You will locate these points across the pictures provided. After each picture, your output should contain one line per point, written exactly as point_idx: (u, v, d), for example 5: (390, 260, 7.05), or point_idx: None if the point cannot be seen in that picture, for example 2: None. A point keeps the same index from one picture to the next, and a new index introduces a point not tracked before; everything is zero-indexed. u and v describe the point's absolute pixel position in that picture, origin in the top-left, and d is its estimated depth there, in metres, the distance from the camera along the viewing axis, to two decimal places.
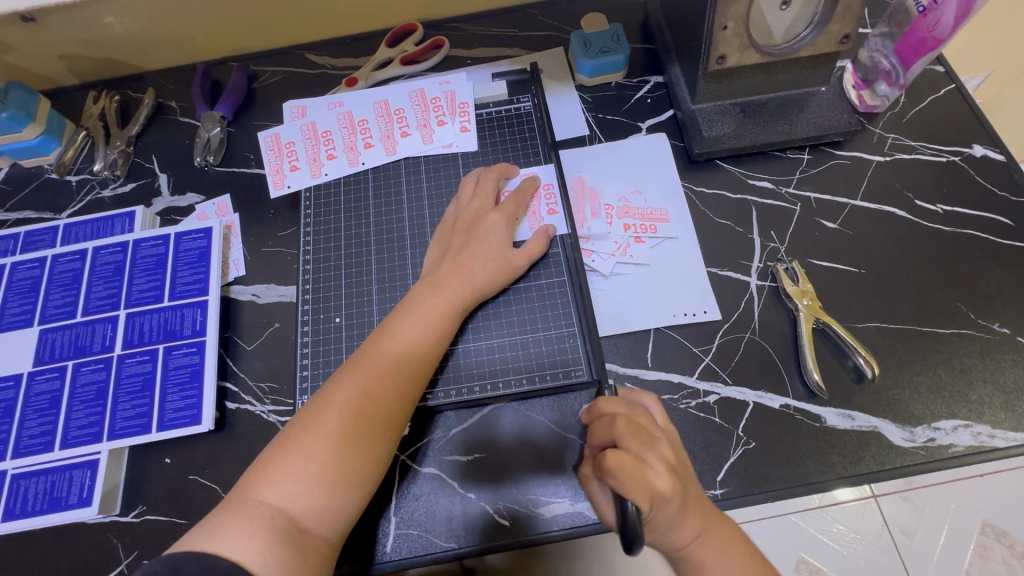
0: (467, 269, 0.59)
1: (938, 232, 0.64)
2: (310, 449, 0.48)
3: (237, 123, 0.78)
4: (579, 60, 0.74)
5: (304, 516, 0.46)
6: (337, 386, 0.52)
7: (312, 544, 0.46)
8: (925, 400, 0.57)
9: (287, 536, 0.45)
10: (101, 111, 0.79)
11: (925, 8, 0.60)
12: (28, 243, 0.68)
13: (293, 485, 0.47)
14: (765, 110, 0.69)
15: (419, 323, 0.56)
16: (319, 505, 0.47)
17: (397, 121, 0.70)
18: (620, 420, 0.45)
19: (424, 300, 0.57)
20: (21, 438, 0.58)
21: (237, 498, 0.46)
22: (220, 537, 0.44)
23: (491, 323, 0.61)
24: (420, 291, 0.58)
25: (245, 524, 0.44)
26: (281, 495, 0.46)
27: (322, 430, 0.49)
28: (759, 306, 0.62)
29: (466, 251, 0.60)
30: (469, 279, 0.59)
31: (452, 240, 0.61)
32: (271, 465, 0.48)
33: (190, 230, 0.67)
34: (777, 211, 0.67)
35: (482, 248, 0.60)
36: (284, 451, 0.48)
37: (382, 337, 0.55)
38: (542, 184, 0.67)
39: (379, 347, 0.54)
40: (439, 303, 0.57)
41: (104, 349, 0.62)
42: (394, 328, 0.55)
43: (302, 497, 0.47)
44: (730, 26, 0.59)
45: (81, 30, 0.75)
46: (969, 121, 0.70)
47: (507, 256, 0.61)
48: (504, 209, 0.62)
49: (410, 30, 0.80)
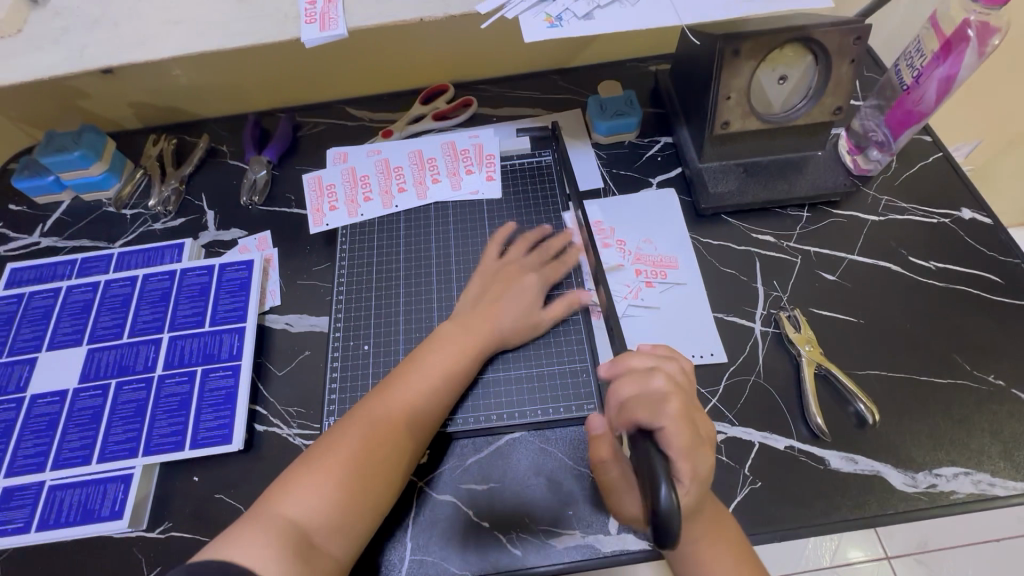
0: (492, 304, 0.64)
1: (932, 287, 0.68)
2: (332, 464, 0.51)
3: (281, 167, 0.85)
4: (596, 121, 0.81)
5: (316, 532, 0.48)
6: (368, 411, 0.55)
7: (320, 559, 0.47)
8: (926, 447, 0.59)
9: (298, 549, 0.46)
10: (159, 152, 0.87)
11: (908, 86, 0.67)
12: (84, 268, 0.74)
13: (312, 499, 0.49)
14: (766, 171, 0.75)
15: (445, 353, 0.60)
16: (334, 522, 0.49)
17: (430, 169, 0.77)
18: (655, 375, 0.47)
19: (452, 332, 0.62)
20: (61, 450, 0.61)
21: (257, 510, 0.49)
22: (234, 547, 0.45)
23: (504, 361, 0.65)
24: (448, 325, 0.63)
25: (262, 535, 0.46)
26: (298, 508, 0.49)
27: (345, 448, 0.52)
28: (763, 351, 0.65)
29: (500, 296, 0.65)
30: (492, 314, 0.63)
31: (487, 287, 0.66)
32: (294, 477, 0.51)
33: (233, 261, 0.73)
34: (780, 263, 0.72)
35: (514, 302, 0.64)
36: (308, 464, 0.51)
37: (409, 365, 0.59)
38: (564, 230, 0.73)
39: (407, 372, 0.58)
40: (472, 344, 0.61)
41: (146, 369, 0.66)
42: (421, 357, 0.60)
43: (317, 513, 0.49)
44: (733, 96, 0.67)
45: (153, 82, 0.85)
46: (957, 186, 0.76)
47: (535, 312, 0.65)
48: (542, 271, 0.68)
49: (441, 91, 0.89)
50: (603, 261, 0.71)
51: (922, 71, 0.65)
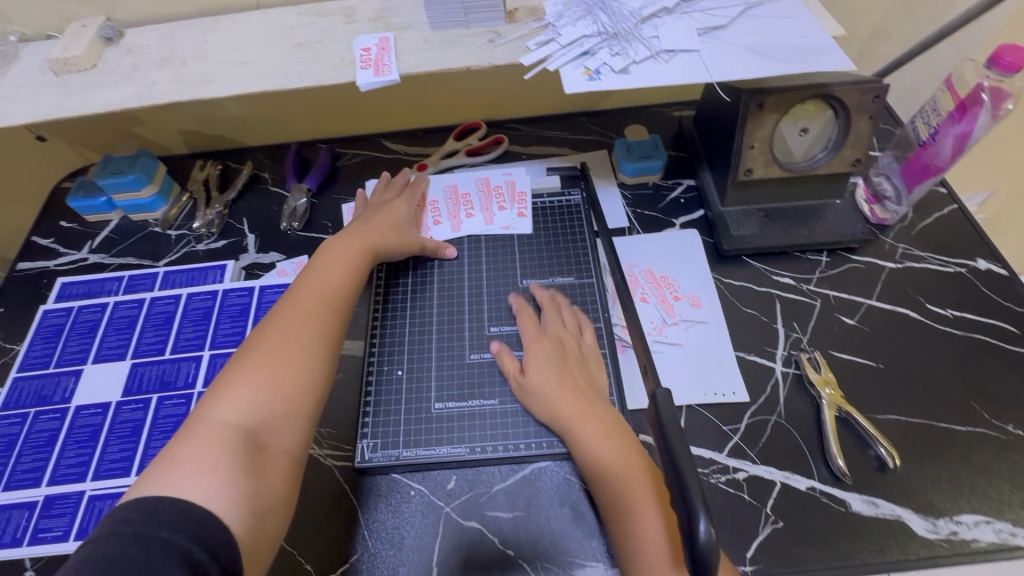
0: (371, 229, 0.71)
1: (950, 335, 0.70)
2: (261, 369, 0.54)
3: (320, 195, 0.90)
4: (622, 162, 0.85)
5: (259, 433, 0.51)
6: (280, 314, 0.59)
7: (271, 458, 0.51)
8: (947, 493, 0.60)
9: (245, 452, 0.49)
10: (206, 177, 0.92)
11: (925, 141, 0.71)
12: (131, 285, 0.78)
13: (245, 403, 0.52)
14: (787, 216, 0.78)
15: (343, 267, 0.66)
16: (274, 420, 0.52)
17: (464, 204, 0.81)
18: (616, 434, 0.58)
19: (332, 250, 0.68)
20: (102, 461, 0.64)
21: (188, 429, 0.50)
22: (177, 474, 0.45)
23: (499, 374, 0.67)
24: (335, 241, 0.69)
25: (201, 451, 0.47)
26: (233, 413, 0.51)
27: (270, 352, 0.55)
28: (784, 391, 0.67)
29: (369, 221, 0.73)
30: (378, 235, 0.71)
31: (362, 215, 0.75)
32: (221, 390, 0.52)
33: (273, 284, 0.76)
34: (799, 305, 0.74)
35: (380, 225, 0.72)
36: (234, 378, 0.53)
37: (308, 280, 0.63)
38: (461, 194, 0.82)
39: (310, 283, 0.63)
40: (356, 252, 0.68)
41: (186, 385, 0.68)
42: (317, 274, 0.64)
43: (253, 414, 0.51)
44: (756, 146, 0.71)
45: (206, 113, 0.90)
46: (972, 237, 0.78)
47: (407, 230, 0.75)
48: (404, 197, 0.78)
49: (474, 128, 0.94)
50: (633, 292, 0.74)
51: (938, 128, 0.68)
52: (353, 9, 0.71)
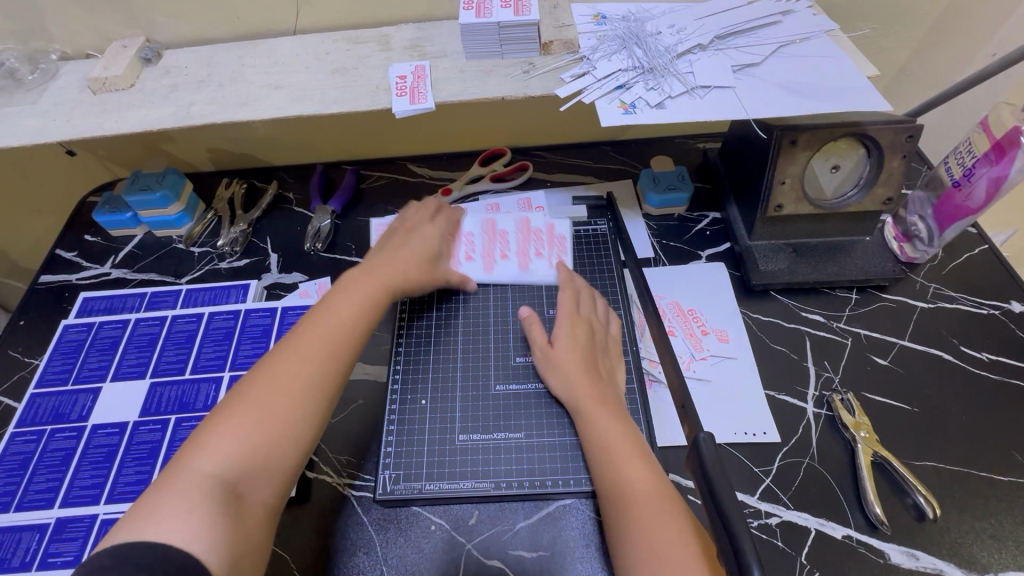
0: (402, 257, 0.69)
1: (986, 379, 0.68)
2: (247, 411, 0.52)
3: (345, 217, 0.90)
4: (648, 193, 0.85)
5: (237, 481, 0.49)
6: (278, 351, 0.57)
7: (247, 509, 0.48)
8: (990, 547, 0.57)
9: (219, 503, 0.47)
10: (231, 195, 0.92)
11: (959, 182, 0.70)
12: (152, 303, 0.77)
13: (226, 451, 0.49)
14: (816, 252, 0.77)
15: (354, 298, 0.63)
16: (254, 468, 0.50)
17: (500, 243, 0.78)
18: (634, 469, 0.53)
19: (357, 279, 0.65)
20: (116, 484, 0.62)
21: (173, 473, 0.48)
22: (153, 523, 0.44)
23: (523, 412, 0.65)
24: (357, 270, 0.67)
25: (178, 500, 0.45)
26: (214, 460, 0.49)
27: (259, 392, 0.53)
28: (816, 433, 0.65)
29: (396, 249, 0.70)
30: (402, 265, 0.68)
31: (390, 240, 0.72)
32: (207, 431, 0.51)
33: (296, 305, 0.76)
34: (830, 343, 0.72)
35: (411, 251, 0.70)
36: (221, 419, 0.51)
37: (320, 310, 0.61)
38: (498, 231, 0.79)
39: (320, 314, 0.60)
40: (373, 284, 0.65)
41: (205, 407, 0.67)
42: (331, 303, 0.62)
43: (233, 462, 0.49)
44: (787, 181, 0.71)
45: (235, 132, 0.91)
46: (1005, 278, 0.77)
47: (434, 258, 0.72)
48: (436, 221, 0.75)
49: (499, 154, 0.94)
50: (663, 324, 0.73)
51: (973, 170, 0.68)
52: (389, 37, 0.72)
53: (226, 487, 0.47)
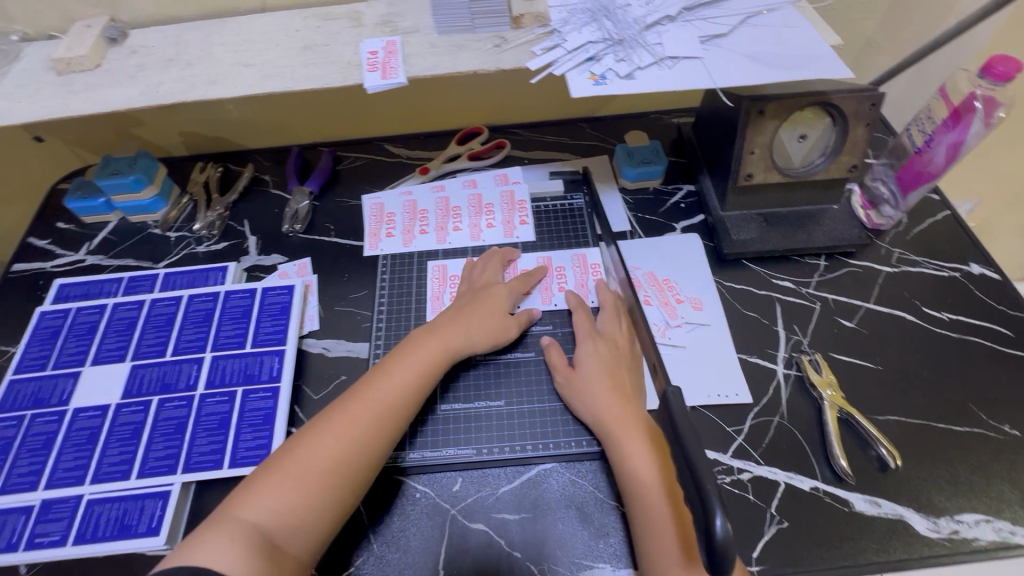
0: (466, 327, 0.66)
1: (946, 337, 0.72)
2: (292, 468, 0.53)
3: (322, 197, 0.90)
4: (623, 167, 0.86)
5: (277, 533, 0.50)
6: (340, 413, 0.57)
7: (281, 559, 0.50)
8: (947, 492, 0.61)
9: (259, 551, 0.49)
10: (206, 179, 0.91)
11: (920, 149, 0.73)
12: (130, 287, 0.77)
13: (272, 503, 0.51)
14: (786, 221, 0.79)
15: (410, 369, 0.61)
16: (293, 521, 0.51)
17: (453, 216, 0.82)
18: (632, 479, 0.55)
19: (415, 345, 0.64)
20: (100, 465, 0.62)
21: (220, 515, 0.51)
22: (199, 552, 0.48)
23: (521, 384, 0.68)
24: (419, 335, 0.65)
25: (224, 537, 0.49)
26: (261, 512, 0.51)
27: (305, 451, 0.54)
28: (786, 392, 0.68)
29: (463, 314, 0.67)
30: (464, 336, 0.66)
31: (459, 301, 0.70)
32: (255, 484, 0.53)
33: (276, 285, 0.76)
34: (800, 308, 0.75)
35: (481, 315, 0.67)
36: (269, 475, 0.53)
37: (377, 375, 0.61)
38: (452, 206, 0.83)
39: (374, 378, 0.60)
40: (435, 354, 0.63)
41: (188, 387, 0.67)
42: (388, 369, 0.61)
43: (278, 514, 0.51)
44: (757, 151, 0.72)
45: (207, 114, 0.90)
46: (966, 242, 0.80)
47: (503, 323, 0.68)
48: (511, 285, 0.72)
49: (476, 132, 0.94)
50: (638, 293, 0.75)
51: (932, 136, 0.70)
52: (359, 13, 0.72)
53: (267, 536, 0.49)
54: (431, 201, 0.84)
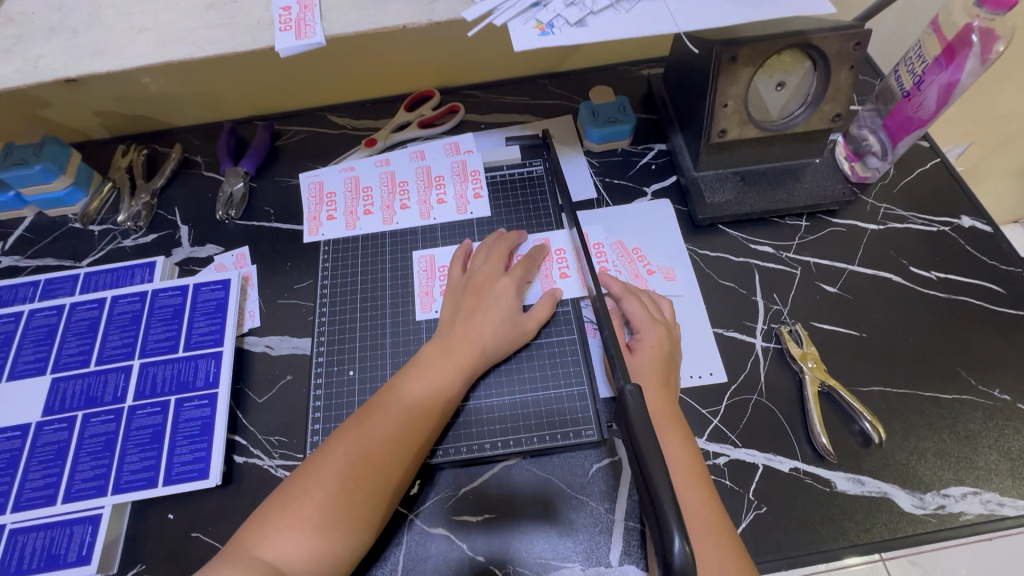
0: (477, 335, 0.60)
1: (934, 298, 0.67)
2: (306, 503, 0.48)
3: (260, 178, 0.81)
4: (587, 128, 0.78)
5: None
6: (352, 435, 0.52)
7: None
8: (932, 465, 0.57)
9: None
10: (129, 164, 0.82)
11: (909, 92, 0.65)
12: (47, 291, 0.70)
13: (289, 542, 0.46)
14: (764, 179, 0.73)
15: (426, 388, 0.56)
16: (312, 565, 0.46)
17: (400, 193, 0.75)
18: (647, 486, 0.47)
19: (433, 361, 0.58)
20: (23, 490, 0.57)
21: (233, 551, 0.47)
22: None
23: (543, 393, 0.61)
24: (431, 351, 0.59)
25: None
26: (276, 551, 0.46)
27: (316, 482, 0.49)
28: (765, 368, 0.63)
29: (472, 318, 0.61)
30: (478, 345, 0.60)
31: (461, 303, 0.63)
32: (269, 519, 0.48)
33: (209, 281, 0.69)
34: (779, 275, 0.70)
35: (495, 316, 0.61)
36: (283, 509, 0.48)
37: (391, 394, 0.56)
38: (398, 182, 0.76)
39: (389, 399, 0.55)
40: (448, 367, 0.58)
41: (115, 399, 0.62)
42: (403, 386, 0.56)
43: (294, 555, 0.46)
44: (730, 103, 0.65)
45: (120, 90, 0.80)
46: (956, 192, 0.74)
47: (517, 322, 0.62)
48: (514, 274, 0.64)
49: (428, 96, 0.85)
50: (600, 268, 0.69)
51: (923, 77, 0.63)
52: None
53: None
54: (376, 177, 0.76)
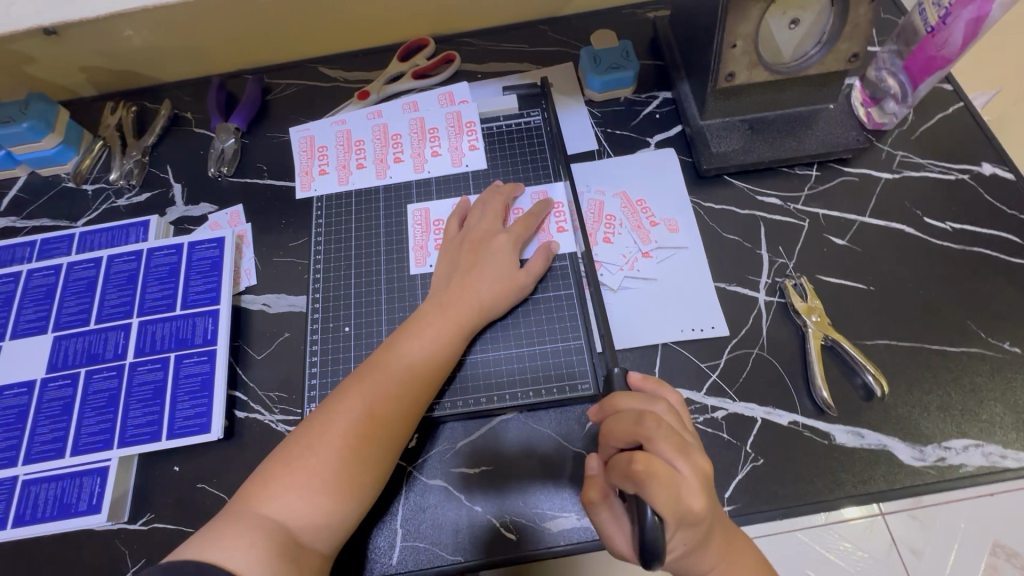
0: (475, 292, 0.59)
1: (948, 250, 0.64)
2: (311, 464, 0.49)
3: (251, 134, 0.79)
4: (589, 76, 0.75)
5: (302, 530, 0.47)
6: (353, 394, 0.52)
7: (308, 557, 0.46)
8: (936, 418, 0.56)
9: (283, 547, 0.45)
10: (118, 121, 0.80)
11: (933, 28, 0.61)
12: (44, 251, 0.70)
13: (295, 502, 0.47)
14: (773, 126, 0.69)
15: (426, 346, 0.56)
16: (319, 521, 0.47)
17: (394, 146, 0.73)
18: (650, 417, 0.45)
19: (431, 319, 0.58)
20: (32, 444, 0.59)
21: (237, 508, 0.47)
22: (219, 544, 0.44)
23: (542, 350, 0.61)
24: (429, 310, 0.58)
25: (244, 534, 0.45)
26: (282, 509, 0.47)
27: (320, 444, 0.49)
28: (767, 322, 0.62)
29: (472, 275, 0.60)
30: (477, 302, 0.59)
31: (460, 261, 0.62)
32: (272, 476, 0.48)
33: (204, 239, 0.68)
34: (787, 227, 0.67)
35: (492, 274, 0.60)
36: (287, 466, 0.48)
37: (389, 353, 0.55)
38: (391, 135, 0.73)
39: (387, 359, 0.55)
40: (447, 324, 0.57)
41: (116, 356, 0.62)
42: (401, 345, 0.56)
43: (302, 513, 0.47)
44: (739, 44, 0.60)
45: (103, 42, 0.77)
46: (979, 139, 0.70)
47: (516, 278, 0.61)
48: (512, 231, 0.63)
49: (422, 45, 0.82)
50: (601, 224, 0.67)
51: (950, 10, 0.58)
52: None
53: (286, 534, 0.46)
54: (368, 131, 0.74)
